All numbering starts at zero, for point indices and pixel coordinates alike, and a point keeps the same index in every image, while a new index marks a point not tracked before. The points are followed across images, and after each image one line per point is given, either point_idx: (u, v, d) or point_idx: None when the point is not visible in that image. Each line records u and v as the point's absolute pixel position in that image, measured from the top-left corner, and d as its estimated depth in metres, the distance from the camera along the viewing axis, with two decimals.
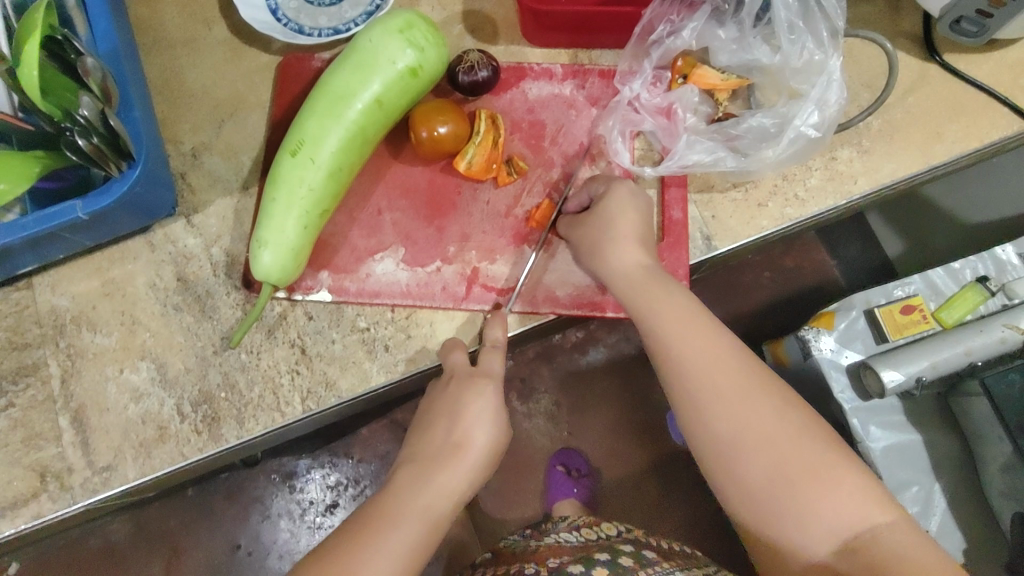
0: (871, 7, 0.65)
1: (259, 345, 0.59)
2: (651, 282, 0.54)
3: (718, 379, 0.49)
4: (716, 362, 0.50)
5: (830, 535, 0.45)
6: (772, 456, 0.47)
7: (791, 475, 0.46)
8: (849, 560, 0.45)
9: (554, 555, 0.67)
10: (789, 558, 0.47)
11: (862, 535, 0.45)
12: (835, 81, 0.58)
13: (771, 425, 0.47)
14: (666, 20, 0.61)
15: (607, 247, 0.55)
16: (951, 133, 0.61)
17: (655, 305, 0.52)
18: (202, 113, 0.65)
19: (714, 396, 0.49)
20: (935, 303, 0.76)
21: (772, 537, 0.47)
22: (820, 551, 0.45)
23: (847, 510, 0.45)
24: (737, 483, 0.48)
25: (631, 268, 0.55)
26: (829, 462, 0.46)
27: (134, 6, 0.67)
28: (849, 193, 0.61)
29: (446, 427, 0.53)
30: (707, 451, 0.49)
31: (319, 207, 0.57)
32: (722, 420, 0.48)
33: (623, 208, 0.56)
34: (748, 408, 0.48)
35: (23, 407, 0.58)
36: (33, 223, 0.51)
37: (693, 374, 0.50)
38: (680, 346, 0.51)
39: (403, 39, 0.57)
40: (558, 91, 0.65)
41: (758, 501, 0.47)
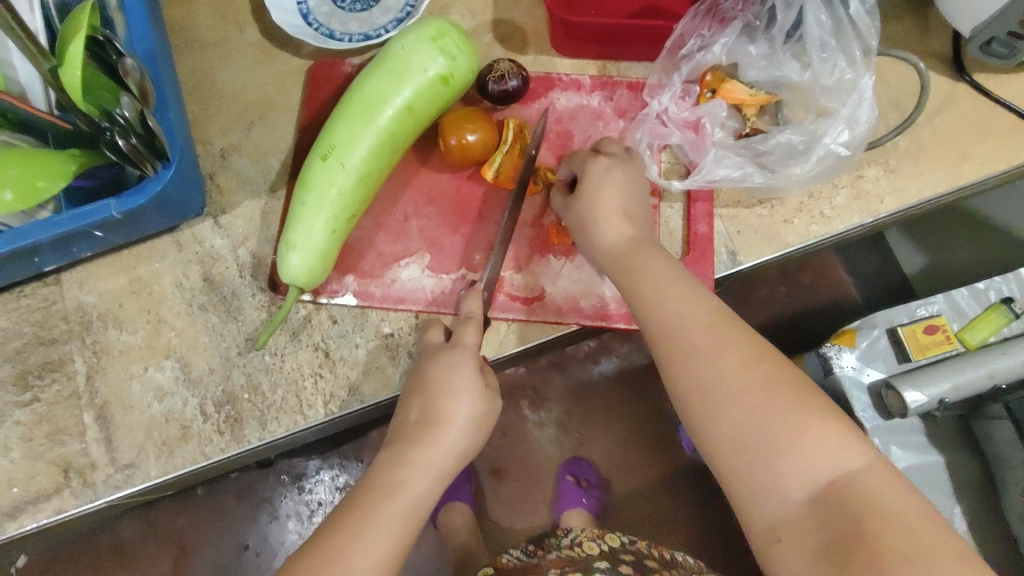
0: (900, 26, 0.65)
1: (284, 347, 0.59)
2: (633, 251, 0.53)
3: (692, 334, 0.47)
4: (694, 314, 0.48)
5: (804, 483, 0.43)
6: (742, 406, 0.44)
7: (766, 425, 0.44)
8: (824, 511, 0.42)
9: (555, 564, 0.68)
10: (763, 510, 0.43)
11: (837, 484, 0.42)
12: (867, 100, 0.58)
13: (744, 375, 0.45)
14: (696, 35, 0.62)
15: (590, 225, 0.55)
16: (979, 154, 0.61)
17: (642, 267, 0.52)
18: (231, 115, 0.66)
19: (688, 350, 0.47)
20: (958, 324, 0.76)
21: (748, 491, 0.44)
22: (793, 501, 0.43)
23: (821, 459, 0.43)
24: (711, 433, 0.46)
25: (615, 243, 0.54)
26: (801, 408, 0.44)
27: (168, 8, 0.68)
28: (875, 212, 0.61)
29: (419, 406, 0.52)
30: (684, 402, 0.47)
31: (347, 211, 0.57)
32: (695, 373, 0.46)
33: (600, 182, 0.56)
34: (723, 359, 0.46)
35: (48, 402, 0.58)
36: (66, 220, 0.51)
37: (672, 327, 0.48)
38: (656, 303, 0.49)
39: (435, 47, 0.57)
40: (586, 103, 0.65)
41: (733, 453, 0.45)
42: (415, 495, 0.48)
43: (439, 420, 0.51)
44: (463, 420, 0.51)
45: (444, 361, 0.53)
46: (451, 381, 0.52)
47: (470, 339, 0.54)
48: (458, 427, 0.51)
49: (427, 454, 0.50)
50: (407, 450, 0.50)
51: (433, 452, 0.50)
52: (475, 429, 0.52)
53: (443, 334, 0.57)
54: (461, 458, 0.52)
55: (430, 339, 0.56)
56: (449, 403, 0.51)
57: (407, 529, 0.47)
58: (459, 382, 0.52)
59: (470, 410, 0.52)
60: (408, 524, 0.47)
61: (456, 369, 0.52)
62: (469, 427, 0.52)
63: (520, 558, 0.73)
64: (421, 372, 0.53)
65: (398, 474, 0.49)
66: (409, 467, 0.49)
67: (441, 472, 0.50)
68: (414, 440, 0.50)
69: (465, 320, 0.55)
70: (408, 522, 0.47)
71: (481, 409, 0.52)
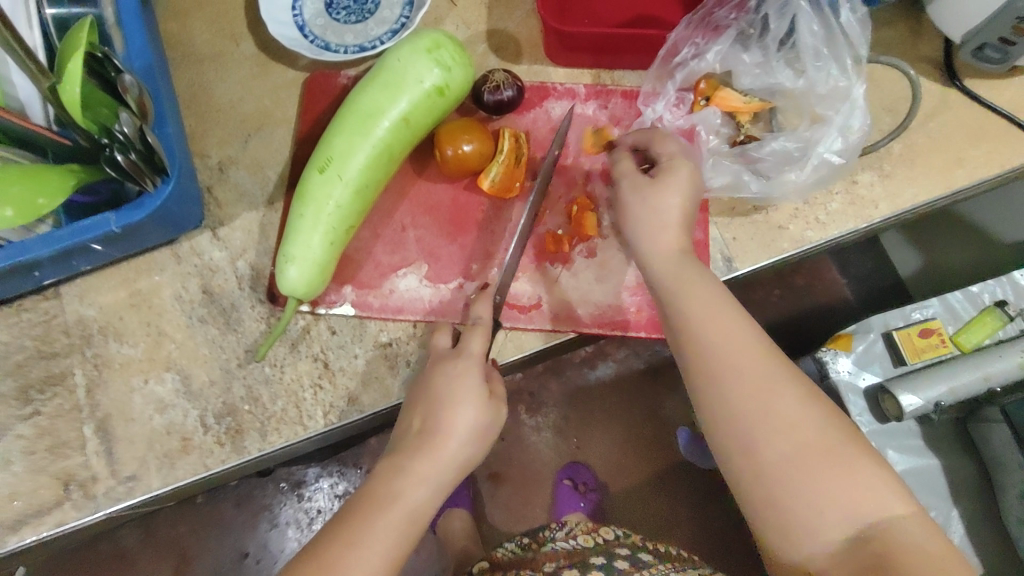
0: (892, 32, 0.66)
1: (283, 358, 0.60)
2: (690, 266, 0.51)
3: (745, 362, 0.47)
4: (743, 347, 0.47)
5: (843, 523, 0.43)
6: (792, 439, 0.45)
7: (810, 458, 0.44)
8: (859, 552, 0.43)
9: (550, 559, 0.69)
10: (797, 543, 0.44)
11: (875, 527, 0.43)
12: (860, 108, 0.59)
13: (791, 409, 0.45)
14: (690, 43, 0.63)
15: (653, 226, 0.53)
16: (972, 159, 0.62)
17: (690, 291, 0.50)
18: (229, 128, 0.66)
19: (739, 375, 0.46)
20: (954, 327, 0.76)
21: (783, 525, 0.44)
22: (831, 538, 0.43)
23: (862, 501, 0.44)
24: (753, 462, 0.45)
25: (671, 252, 0.52)
26: (848, 450, 0.45)
27: (164, 22, 0.69)
28: (870, 217, 0.61)
29: (422, 414, 0.51)
30: (720, 429, 0.47)
31: (345, 223, 0.58)
32: (744, 401, 0.46)
33: (671, 188, 0.53)
34: (770, 391, 0.46)
35: (50, 415, 0.59)
36: (67, 236, 0.52)
37: (717, 356, 0.47)
38: (710, 327, 0.48)
39: (430, 59, 0.58)
40: (580, 111, 0.65)
41: (772, 486, 0.45)
42: (412, 505, 0.48)
43: (442, 433, 0.50)
44: (463, 432, 0.50)
45: (443, 372, 0.52)
46: (452, 393, 0.51)
47: (475, 347, 0.53)
48: (457, 440, 0.50)
49: (425, 465, 0.49)
50: (403, 461, 0.50)
51: (430, 464, 0.49)
52: (477, 442, 0.51)
53: (450, 339, 0.57)
54: (460, 472, 0.51)
55: (438, 342, 0.56)
56: (452, 414, 0.50)
57: (401, 541, 0.47)
58: (460, 393, 0.51)
59: (472, 420, 0.51)
60: (406, 534, 0.47)
61: (460, 379, 0.52)
62: (470, 441, 0.51)
63: (514, 550, 0.73)
64: (418, 387, 0.53)
65: (394, 485, 0.49)
66: (405, 477, 0.49)
67: (441, 484, 0.50)
68: (411, 450, 0.50)
69: (474, 324, 0.55)
70: (406, 532, 0.47)
71: (484, 421, 0.51)
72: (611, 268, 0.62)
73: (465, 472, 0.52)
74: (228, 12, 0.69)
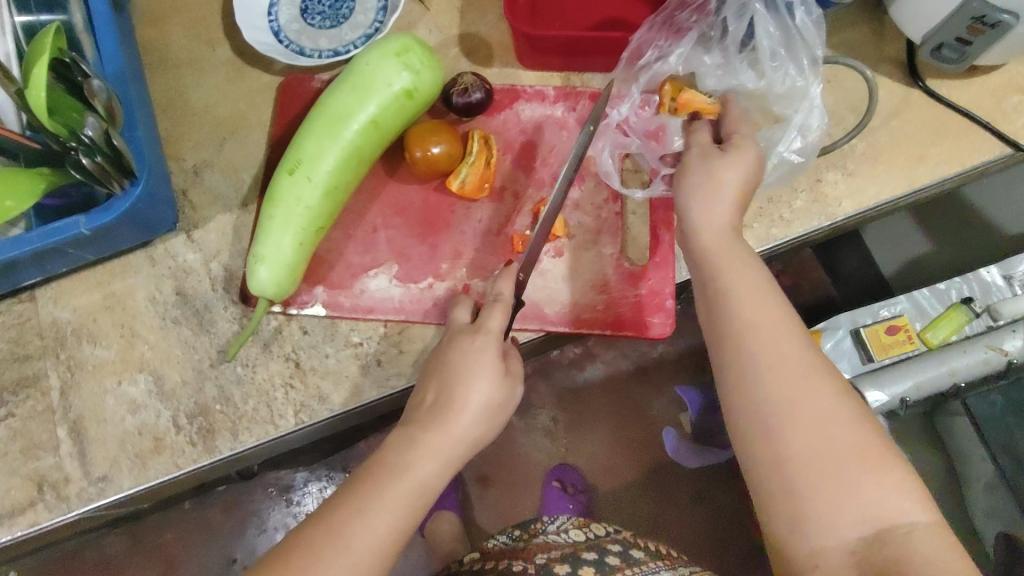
0: (856, 33, 0.67)
1: (255, 358, 0.60)
2: (730, 252, 0.51)
3: (781, 349, 0.47)
4: (781, 334, 0.47)
5: (862, 521, 0.43)
6: (819, 431, 0.44)
7: (839, 456, 0.44)
8: (875, 552, 0.42)
9: (542, 550, 0.69)
10: (810, 537, 0.43)
11: (895, 530, 0.42)
12: (817, 108, 0.60)
13: (828, 405, 0.45)
14: (653, 45, 0.64)
15: (706, 204, 0.53)
16: (933, 156, 0.63)
17: (726, 277, 0.50)
18: (204, 132, 0.67)
19: (774, 360, 0.46)
20: (921, 322, 0.76)
21: (799, 516, 0.44)
22: (848, 536, 0.43)
23: (885, 501, 0.43)
24: (776, 450, 0.45)
25: (718, 234, 0.52)
26: (875, 451, 0.44)
27: (142, 28, 0.70)
28: (833, 215, 0.62)
29: (436, 388, 0.52)
30: (749, 416, 0.46)
31: (315, 224, 0.59)
32: (777, 386, 0.46)
33: (734, 164, 0.53)
34: (809, 383, 0.46)
35: (23, 417, 0.59)
36: (37, 238, 0.52)
37: (756, 343, 0.47)
38: (747, 311, 0.48)
39: (399, 62, 0.59)
40: (549, 113, 0.66)
41: (793, 476, 0.44)
42: (421, 478, 0.48)
43: (456, 405, 0.50)
44: (475, 408, 0.50)
45: (461, 347, 0.53)
46: (469, 366, 0.51)
47: (495, 323, 0.53)
48: (470, 415, 0.50)
49: (438, 440, 0.49)
50: (416, 433, 0.50)
51: (443, 438, 0.49)
52: (489, 419, 0.51)
53: (470, 313, 0.57)
54: None
55: (458, 317, 0.57)
56: (467, 389, 0.51)
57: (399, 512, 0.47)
58: (478, 366, 0.51)
59: (487, 395, 0.51)
60: (408, 512, 0.47)
61: (477, 355, 0.52)
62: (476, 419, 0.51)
63: (506, 541, 0.73)
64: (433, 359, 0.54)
65: (406, 456, 0.49)
66: (417, 450, 0.49)
67: (450, 459, 0.50)
68: (424, 422, 0.50)
69: (494, 300, 0.54)
70: (399, 517, 0.47)
71: (497, 398, 0.51)
72: (582, 265, 0.63)
73: (474, 449, 0.52)
74: (204, 18, 0.70)
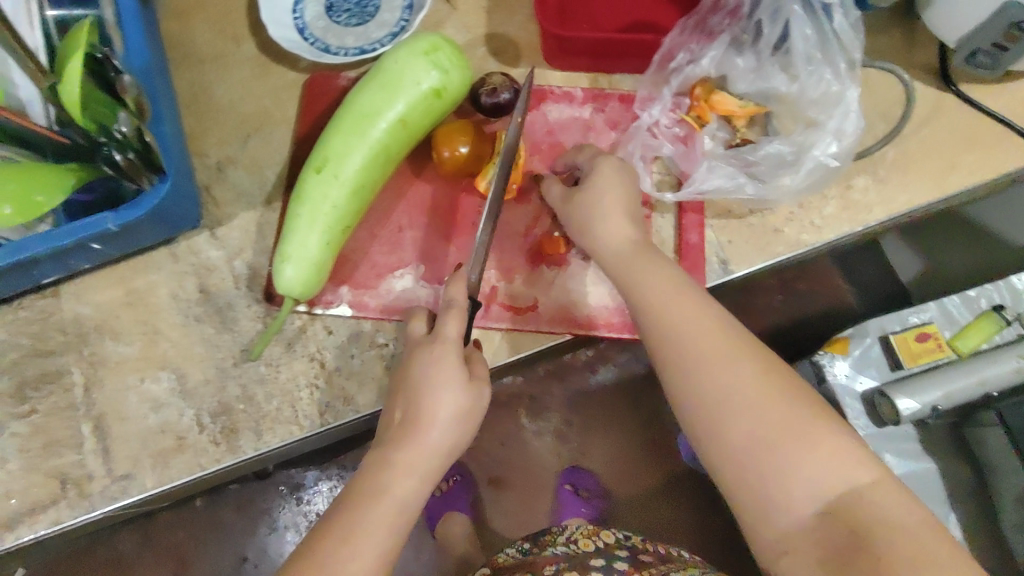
0: (888, 38, 0.66)
1: (279, 358, 0.60)
2: (640, 257, 0.53)
3: (702, 343, 0.47)
4: (701, 327, 0.48)
5: (812, 495, 0.44)
6: (753, 418, 0.45)
7: (774, 438, 0.45)
8: (832, 523, 0.43)
9: (552, 562, 0.68)
10: (770, 521, 0.44)
11: (845, 498, 0.43)
12: (852, 113, 0.59)
13: (753, 387, 0.46)
14: (685, 49, 0.64)
15: (597, 223, 0.55)
16: (965, 164, 0.62)
17: (645, 275, 0.52)
18: (228, 128, 0.67)
19: (697, 357, 0.47)
20: (950, 331, 0.76)
21: (755, 501, 0.45)
22: (802, 512, 0.44)
23: (829, 471, 0.44)
24: (717, 443, 0.46)
25: (620, 244, 0.54)
26: (809, 422, 0.45)
27: (166, 22, 0.69)
28: (865, 221, 0.61)
29: (402, 406, 0.51)
30: (689, 414, 0.48)
31: (342, 223, 0.58)
32: (705, 382, 0.47)
33: (610, 183, 0.56)
34: (733, 371, 0.46)
35: (45, 413, 0.59)
36: (65, 234, 0.52)
37: (679, 341, 0.48)
38: (666, 310, 0.49)
39: (428, 61, 0.58)
40: (577, 114, 0.66)
41: (739, 466, 0.45)
42: (402, 497, 0.49)
43: (424, 419, 0.50)
44: (445, 417, 0.50)
45: (421, 359, 0.52)
46: (432, 377, 0.51)
47: (451, 331, 0.52)
48: (440, 426, 0.50)
49: (410, 456, 0.50)
50: (386, 454, 0.50)
51: (413, 453, 0.50)
52: (461, 426, 0.51)
53: (426, 325, 0.56)
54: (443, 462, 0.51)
55: (413, 329, 0.55)
56: (433, 401, 0.50)
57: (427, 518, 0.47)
58: (441, 377, 0.51)
59: (455, 404, 0.50)
60: (391, 530, 0.48)
61: (438, 364, 0.51)
62: (452, 427, 0.51)
63: (518, 554, 0.72)
64: (402, 371, 0.53)
65: (381, 478, 0.49)
66: (393, 471, 0.49)
67: (428, 472, 0.50)
68: (396, 440, 0.50)
69: (448, 306, 0.53)
70: None
71: (468, 405, 0.51)
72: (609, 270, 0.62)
73: (452, 456, 0.52)
74: (230, 14, 0.69)
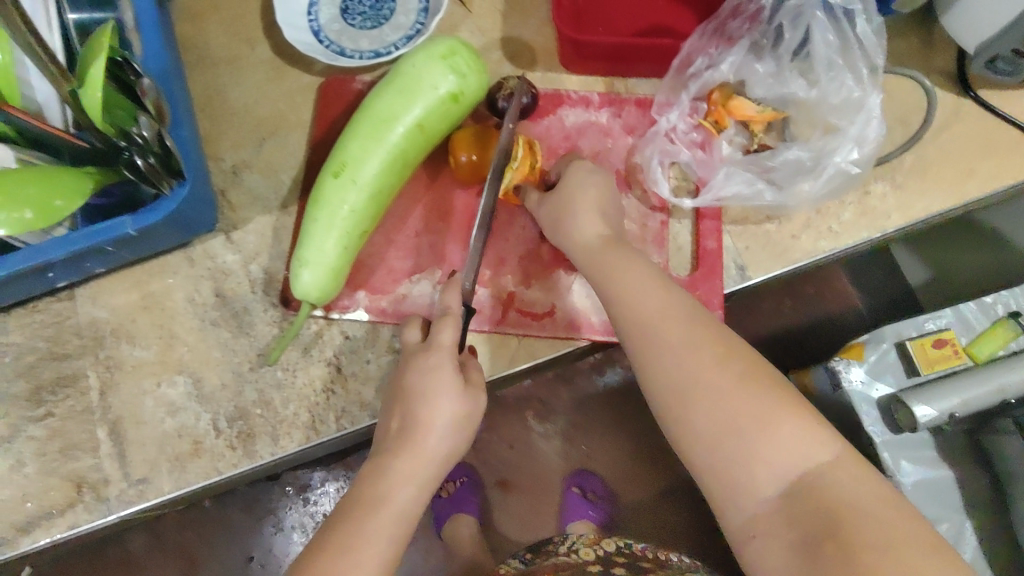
0: (905, 42, 0.66)
1: (295, 362, 0.60)
2: (610, 247, 0.54)
3: (665, 332, 0.48)
4: (664, 316, 0.49)
5: (776, 478, 0.44)
6: (716, 403, 0.46)
7: (738, 422, 0.45)
8: (798, 505, 0.43)
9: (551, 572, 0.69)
10: (739, 505, 0.45)
11: (811, 480, 0.43)
12: (875, 118, 0.58)
13: (715, 373, 0.46)
14: (703, 53, 0.63)
15: (569, 217, 0.56)
16: (984, 169, 0.62)
17: (612, 265, 0.53)
18: (243, 131, 0.67)
19: (660, 345, 0.48)
20: (967, 338, 0.76)
21: (723, 485, 0.45)
22: (768, 495, 0.44)
23: (792, 454, 0.44)
24: (685, 429, 0.47)
25: (591, 238, 0.55)
26: (772, 405, 0.45)
27: (180, 24, 0.69)
28: (883, 227, 0.61)
29: (400, 414, 0.52)
30: (658, 402, 0.48)
31: (359, 228, 0.58)
32: (669, 370, 0.47)
33: (585, 182, 0.57)
34: (696, 358, 0.47)
35: (62, 417, 0.59)
36: (82, 239, 0.52)
37: (645, 330, 0.49)
38: (632, 301, 0.50)
39: (446, 65, 0.58)
40: (594, 119, 0.65)
41: (706, 451, 0.46)
42: (399, 506, 0.49)
43: (421, 427, 0.50)
44: (442, 425, 0.51)
45: (418, 367, 0.52)
46: (427, 386, 0.51)
47: (446, 338, 0.53)
48: (438, 433, 0.51)
49: (409, 466, 0.50)
50: (385, 461, 0.50)
51: (411, 461, 0.50)
52: (459, 432, 0.52)
53: (420, 333, 0.56)
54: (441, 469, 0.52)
55: (408, 338, 0.56)
56: (431, 408, 0.51)
57: None
58: (436, 385, 0.51)
59: (452, 412, 0.51)
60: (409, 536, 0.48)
61: (434, 372, 0.52)
62: (450, 432, 0.51)
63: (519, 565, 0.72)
64: (401, 380, 0.53)
65: (380, 487, 0.49)
66: (390, 479, 0.49)
67: (425, 480, 0.50)
68: (395, 449, 0.51)
69: (443, 314, 0.54)
70: None
71: (464, 412, 0.51)
72: None
73: (450, 461, 0.53)
74: (245, 16, 0.69)
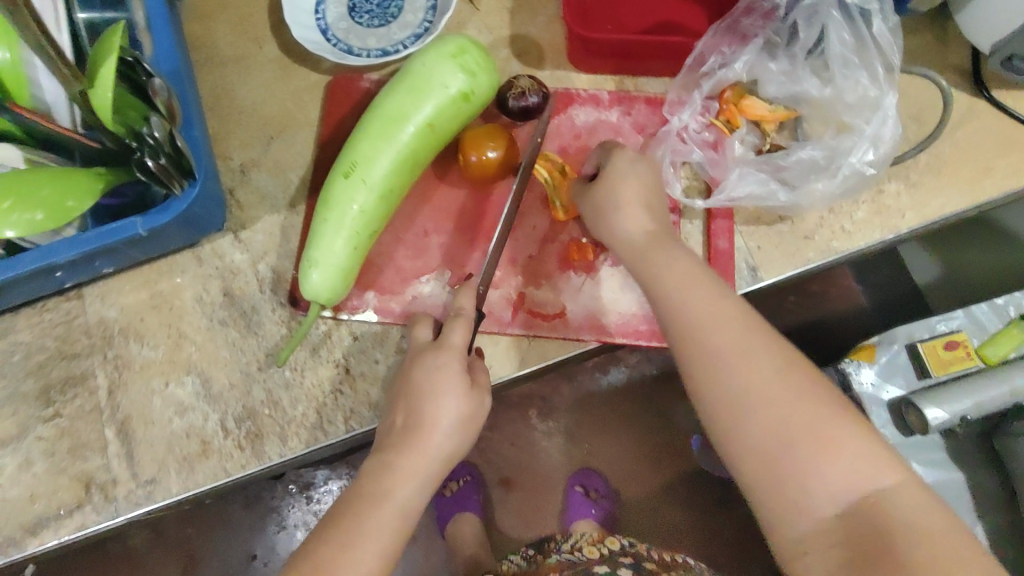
0: (918, 40, 0.65)
1: (304, 363, 0.60)
2: (654, 249, 0.53)
3: (720, 337, 0.47)
4: (719, 321, 0.48)
5: (832, 496, 0.43)
6: (773, 414, 0.44)
7: (794, 436, 0.44)
8: (854, 524, 0.42)
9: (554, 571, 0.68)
10: (790, 521, 0.44)
11: (869, 499, 0.42)
12: (891, 117, 0.57)
13: (772, 383, 0.45)
14: (717, 51, 0.63)
15: (612, 216, 0.55)
16: (1000, 168, 0.61)
17: (660, 267, 0.52)
18: (251, 130, 0.66)
19: (715, 351, 0.47)
20: (979, 339, 0.76)
21: (775, 500, 0.44)
22: (823, 513, 0.43)
23: (851, 472, 0.43)
24: (738, 439, 0.45)
25: (636, 236, 0.54)
26: (830, 420, 0.44)
27: (188, 23, 0.69)
28: (896, 227, 0.60)
29: (404, 410, 0.51)
30: (708, 409, 0.47)
31: (369, 228, 0.58)
32: (724, 377, 0.46)
33: (622, 176, 0.56)
34: (753, 367, 0.46)
35: (70, 417, 0.59)
36: (92, 239, 0.52)
37: (698, 335, 0.48)
38: (685, 305, 0.49)
39: (456, 64, 0.57)
40: (604, 117, 0.65)
41: (759, 463, 0.45)
42: (406, 505, 0.49)
43: (427, 425, 0.50)
44: (449, 423, 0.50)
45: (424, 365, 0.52)
46: (438, 386, 0.51)
47: (456, 339, 0.53)
48: (444, 431, 0.50)
49: (414, 462, 0.50)
50: (390, 458, 0.50)
51: (417, 460, 0.50)
52: (465, 431, 0.51)
53: (430, 331, 0.56)
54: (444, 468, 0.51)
55: (417, 336, 0.56)
56: (437, 406, 0.50)
57: None
58: (444, 385, 0.51)
59: (458, 411, 0.51)
60: None
61: (441, 370, 0.51)
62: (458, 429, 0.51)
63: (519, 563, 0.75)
64: (407, 377, 0.53)
65: (384, 484, 0.49)
66: (394, 474, 0.49)
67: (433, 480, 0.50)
68: (405, 448, 0.50)
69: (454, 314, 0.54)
70: None
71: (471, 411, 0.51)
72: None
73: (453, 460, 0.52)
74: (252, 14, 0.69)
